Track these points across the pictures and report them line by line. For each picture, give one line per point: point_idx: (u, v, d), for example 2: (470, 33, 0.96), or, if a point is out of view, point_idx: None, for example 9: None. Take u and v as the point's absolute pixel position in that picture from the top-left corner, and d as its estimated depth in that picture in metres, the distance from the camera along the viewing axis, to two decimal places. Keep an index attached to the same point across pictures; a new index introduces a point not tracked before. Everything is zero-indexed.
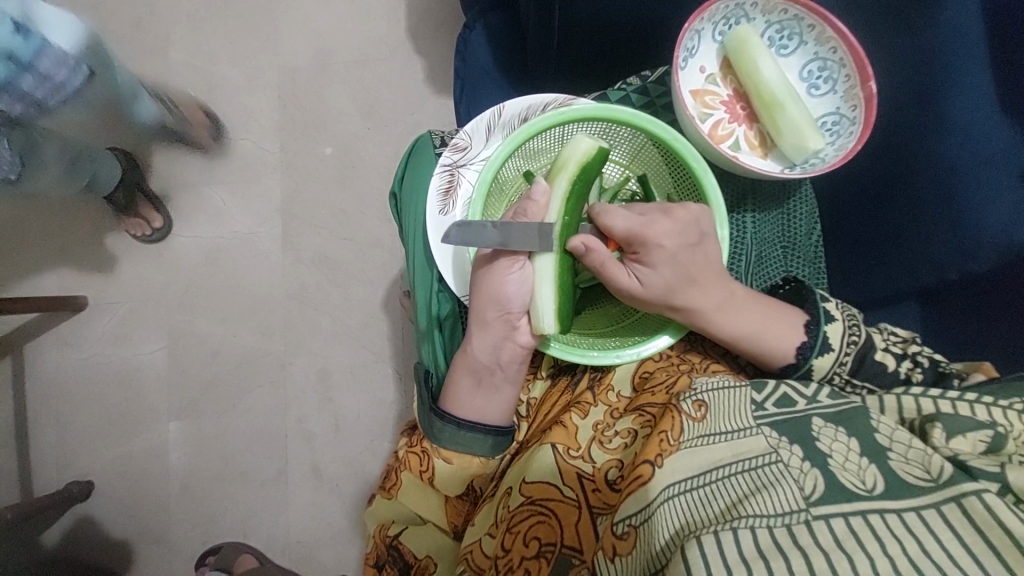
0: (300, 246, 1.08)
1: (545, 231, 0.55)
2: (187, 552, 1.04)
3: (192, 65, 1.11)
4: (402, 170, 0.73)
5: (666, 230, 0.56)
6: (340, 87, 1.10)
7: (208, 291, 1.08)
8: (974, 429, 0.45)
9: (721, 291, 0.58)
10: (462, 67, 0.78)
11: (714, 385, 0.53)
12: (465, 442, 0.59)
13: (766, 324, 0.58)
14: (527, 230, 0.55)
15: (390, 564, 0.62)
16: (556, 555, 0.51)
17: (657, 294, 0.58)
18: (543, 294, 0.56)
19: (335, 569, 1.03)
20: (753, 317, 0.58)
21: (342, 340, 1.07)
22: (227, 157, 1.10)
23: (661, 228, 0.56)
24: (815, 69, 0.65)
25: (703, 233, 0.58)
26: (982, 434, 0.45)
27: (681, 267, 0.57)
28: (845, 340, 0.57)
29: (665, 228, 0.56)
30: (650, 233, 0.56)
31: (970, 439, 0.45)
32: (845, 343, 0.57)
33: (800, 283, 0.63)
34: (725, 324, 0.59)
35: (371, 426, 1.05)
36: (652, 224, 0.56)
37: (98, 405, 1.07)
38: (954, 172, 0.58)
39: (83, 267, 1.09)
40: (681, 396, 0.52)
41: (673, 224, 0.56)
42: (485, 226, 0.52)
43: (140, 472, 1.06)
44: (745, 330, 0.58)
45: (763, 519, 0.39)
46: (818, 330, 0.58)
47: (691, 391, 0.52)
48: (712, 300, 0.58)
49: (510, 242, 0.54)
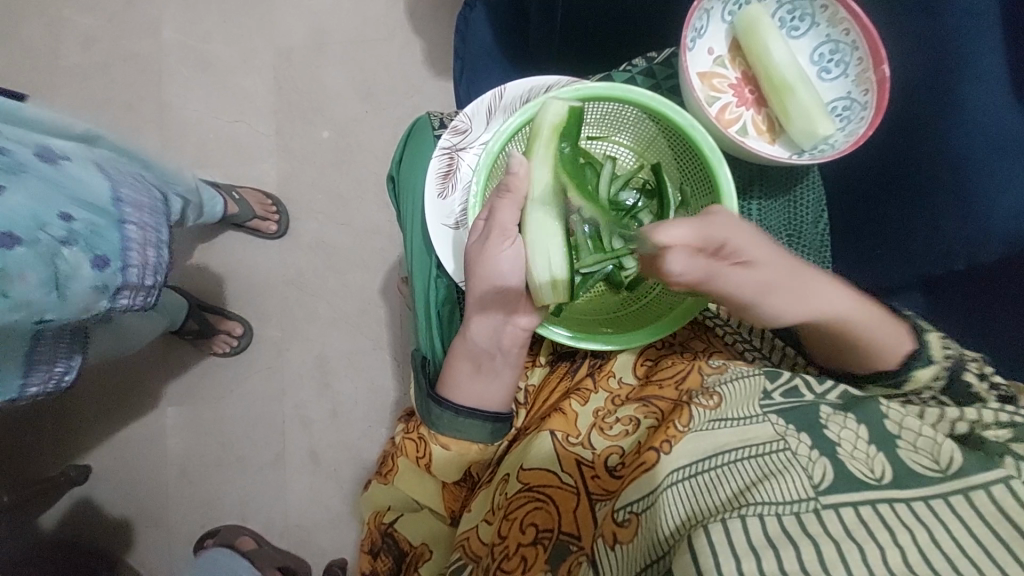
0: (298, 230, 1.07)
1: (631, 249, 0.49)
2: (185, 536, 1.04)
3: (185, 44, 1.09)
4: (400, 151, 0.71)
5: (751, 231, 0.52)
6: (337, 69, 1.08)
7: (204, 275, 1.07)
8: None
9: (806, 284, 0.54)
10: (462, 47, 0.74)
11: (731, 376, 0.52)
12: (463, 428, 0.57)
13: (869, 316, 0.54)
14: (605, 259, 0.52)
15: (384, 552, 0.62)
16: (553, 542, 0.50)
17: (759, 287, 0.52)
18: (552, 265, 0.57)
19: (334, 554, 1.03)
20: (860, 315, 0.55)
21: (341, 326, 1.06)
22: (223, 140, 1.08)
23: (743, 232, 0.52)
24: (826, 52, 0.63)
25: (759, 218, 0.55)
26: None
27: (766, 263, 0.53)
28: (942, 350, 0.53)
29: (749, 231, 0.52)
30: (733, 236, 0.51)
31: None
32: (943, 354, 0.53)
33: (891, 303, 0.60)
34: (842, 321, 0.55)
35: (370, 413, 1.05)
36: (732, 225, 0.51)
37: (94, 389, 1.06)
38: (964, 164, 0.57)
39: None
40: (693, 392, 0.51)
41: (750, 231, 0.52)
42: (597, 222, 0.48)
43: (137, 456, 1.06)
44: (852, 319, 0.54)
45: (770, 507, 0.38)
46: (922, 336, 0.55)
47: (704, 386, 0.52)
48: (806, 293, 0.54)
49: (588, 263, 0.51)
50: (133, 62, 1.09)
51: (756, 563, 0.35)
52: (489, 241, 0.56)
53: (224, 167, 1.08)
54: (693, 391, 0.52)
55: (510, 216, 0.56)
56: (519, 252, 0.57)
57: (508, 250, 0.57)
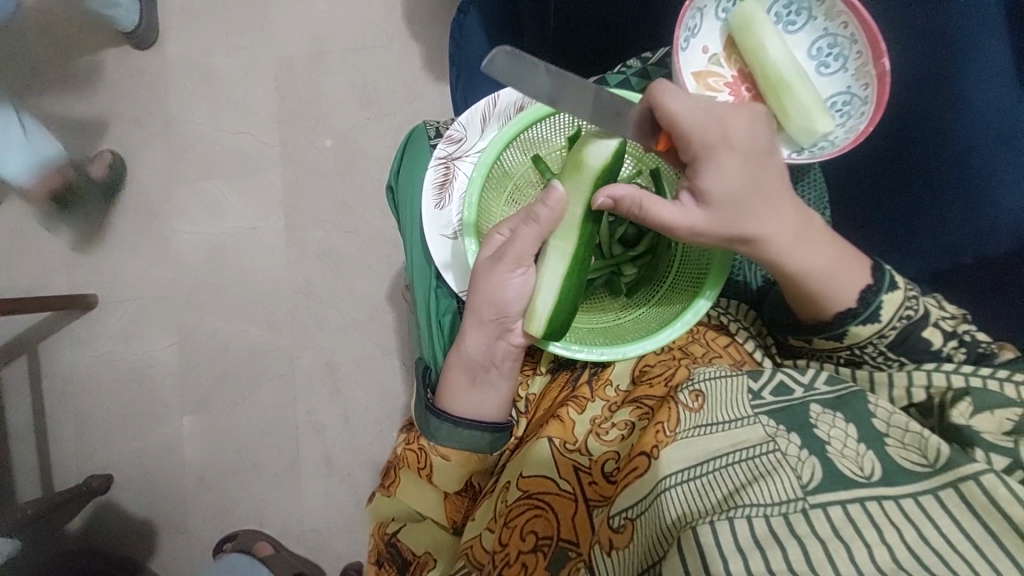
0: (304, 239, 1.08)
1: (601, 99, 0.53)
2: (205, 541, 1.07)
3: (189, 58, 1.11)
4: (398, 162, 0.71)
5: (737, 126, 0.51)
6: (337, 78, 1.09)
7: (213, 285, 1.08)
8: (1002, 407, 0.45)
9: (795, 217, 0.52)
10: (456, 53, 0.74)
11: (712, 373, 0.51)
12: (464, 439, 0.58)
13: (843, 261, 0.53)
14: (581, 96, 0.52)
15: (389, 561, 0.63)
16: (553, 549, 0.50)
17: (727, 200, 0.51)
18: (542, 305, 0.56)
19: (350, 556, 1.05)
20: (826, 245, 0.53)
21: (349, 333, 1.07)
22: (228, 152, 1.09)
23: (730, 123, 0.50)
24: (825, 46, 0.61)
25: (728, 134, 0.50)
26: (1009, 413, 0.44)
27: (752, 172, 0.51)
28: (897, 313, 0.52)
29: (737, 123, 0.51)
30: (717, 125, 0.50)
31: (996, 417, 0.44)
32: (895, 317, 0.52)
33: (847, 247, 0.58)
34: (798, 259, 0.52)
35: (380, 417, 1.06)
36: (719, 119, 0.50)
37: (112, 401, 1.09)
38: (971, 153, 0.57)
39: (92, 272, 1.10)
40: (680, 387, 0.51)
41: (744, 124, 0.51)
42: (536, 68, 0.52)
43: (157, 465, 1.08)
44: (823, 266, 0.52)
45: (759, 509, 0.38)
46: (874, 297, 0.52)
47: (689, 381, 0.51)
48: (779, 211, 0.52)
49: (559, 99, 0.52)
50: (140, 78, 1.11)
51: (744, 564, 0.35)
52: (500, 261, 0.55)
53: (230, 178, 1.09)
54: (680, 386, 0.51)
55: (528, 245, 0.54)
56: (528, 283, 0.57)
57: (517, 277, 0.56)
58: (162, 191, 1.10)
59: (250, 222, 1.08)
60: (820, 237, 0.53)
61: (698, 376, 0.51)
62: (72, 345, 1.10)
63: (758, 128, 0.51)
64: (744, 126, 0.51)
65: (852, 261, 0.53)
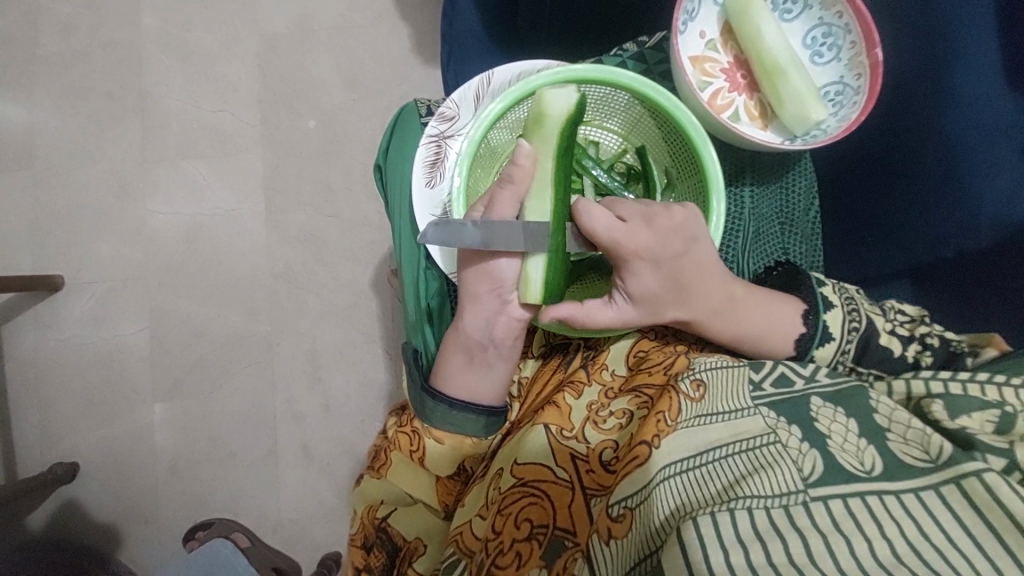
0: (285, 223, 1.05)
1: (530, 231, 0.53)
2: (177, 532, 1.04)
3: (166, 31, 1.07)
4: (387, 140, 0.70)
5: (648, 240, 0.54)
6: (322, 56, 1.06)
7: (186, 266, 1.05)
8: (980, 409, 0.44)
9: (720, 291, 0.57)
10: (450, 32, 0.73)
11: (712, 365, 0.51)
12: (457, 421, 0.57)
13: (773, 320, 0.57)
14: (512, 233, 0.52)
15: (378, 546, 0.62)
16: (547, 538, 0.49)
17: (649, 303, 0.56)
18: (533, 269, 0.54)
19: (326, 547, 1.03)
20: (753, 300, 0.57)
21: (331, 320, 1.04)
22: (205, 129, 1.06)
23: (642, 240, 0.54)
24: (819, 36, 0.62)
25: (645, 253, 0.54)
26: (988, 414, 0.44)
27: (665, 275, 0.55)
28: (844, 328, 0.56)
29: (647, 239, 0.54)
30: (631, 244, 0.54)
31: (976, 420, 0.44)
32: (845, 332, 0.56)
33: (793, 267, 0.61)
34: (723, 328, 0.57)
35: (361, 406, 1.04)
36: (632, 235, 0.54)
37: (80, 386, 1.05)
38: (957, 147, 0.56)
39: (57, 252, 1.06)
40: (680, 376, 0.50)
41: (654, 235, 0.54)
42: (464, 225, 0.50)
43: (127, 454, 1.05)
44: (757, 328, 0.57)
45: (759, 500, 0.38)
46: (816, 318, 0.56)
47: (690, 372, 0.51)
48: (698, 288, 0.56)
49: (492, 242, 0.52)
50: (113, 50, 1.07)
51: (745, 556, 0.34)
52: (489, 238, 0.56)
53: (207, 157, 1.06)
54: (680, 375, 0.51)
55: (507, 209, 0.54)
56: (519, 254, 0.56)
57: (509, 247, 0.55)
58: (136, 168, 1.06)
59: (229, 204, 1.05)
60: (747, 304, 0.57)
61: (700, 367, 0.51)
62: (34, 325, 1.06)
63: (669, 234, 0.55)
64: (656, 237, 0.54)
65: (781, 303, 0.58)
